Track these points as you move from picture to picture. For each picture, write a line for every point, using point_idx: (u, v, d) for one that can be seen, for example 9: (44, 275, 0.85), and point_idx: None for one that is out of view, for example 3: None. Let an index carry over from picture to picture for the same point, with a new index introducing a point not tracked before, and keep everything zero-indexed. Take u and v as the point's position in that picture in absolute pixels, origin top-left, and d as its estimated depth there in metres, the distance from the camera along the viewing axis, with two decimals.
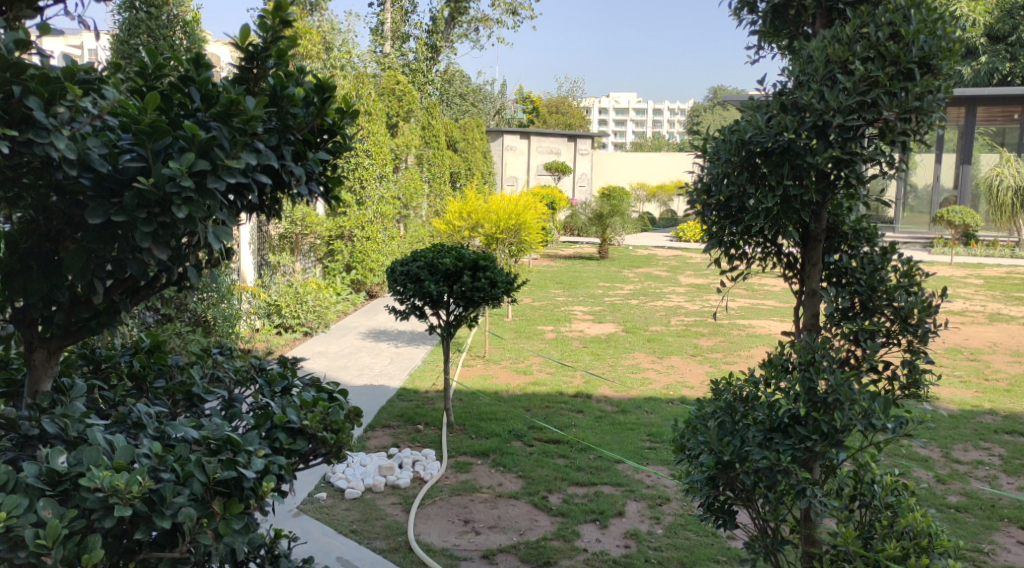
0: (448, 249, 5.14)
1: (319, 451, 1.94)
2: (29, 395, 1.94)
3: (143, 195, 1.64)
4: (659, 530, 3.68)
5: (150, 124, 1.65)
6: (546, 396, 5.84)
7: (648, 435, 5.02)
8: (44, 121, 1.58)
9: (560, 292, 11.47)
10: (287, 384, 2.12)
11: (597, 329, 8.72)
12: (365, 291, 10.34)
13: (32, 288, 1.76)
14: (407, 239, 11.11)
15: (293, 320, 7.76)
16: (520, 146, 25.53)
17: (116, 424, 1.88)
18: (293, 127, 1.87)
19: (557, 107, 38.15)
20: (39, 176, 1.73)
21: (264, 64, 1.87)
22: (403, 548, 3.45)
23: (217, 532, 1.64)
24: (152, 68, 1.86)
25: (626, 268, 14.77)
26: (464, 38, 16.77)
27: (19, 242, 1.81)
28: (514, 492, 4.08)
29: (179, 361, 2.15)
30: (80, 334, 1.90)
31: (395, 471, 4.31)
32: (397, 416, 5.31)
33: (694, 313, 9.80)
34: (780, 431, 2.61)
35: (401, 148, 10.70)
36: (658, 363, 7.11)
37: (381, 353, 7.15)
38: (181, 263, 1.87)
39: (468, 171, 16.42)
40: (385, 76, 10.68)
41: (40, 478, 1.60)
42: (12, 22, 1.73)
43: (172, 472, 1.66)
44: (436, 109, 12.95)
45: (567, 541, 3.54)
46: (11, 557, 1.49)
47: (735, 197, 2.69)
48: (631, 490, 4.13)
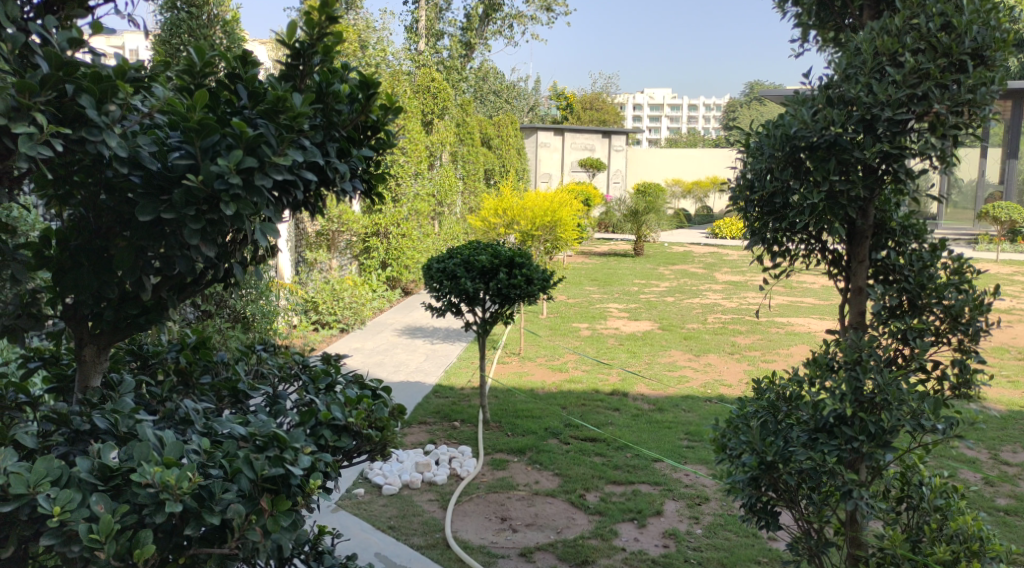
0: (484, 246, 5.14)
1: (364, 448, 1.94)
2: (79, 390, 1.97)
3: (192, 192, 1.64)
4: (699, 530, 3.64)
5: (199, 121, 1.65)
6: (582, 394, 5.81)
7: (686, 433, 4.97)
8: (96, 119, 1.58)
9: (595, 289, 11.43)
10: (330, 381, 2.13)
11: (634, 326, 8.66)
12: (400, 288, 10.40)
13: (83, 285, 1.79)
14: (442, 236, 11.13)
15: (330, 316, 7.82)
16: (554, 143, 25.55)
17: (163, 420, 1.89)
18: (338, 124, 1.87)
19: (591, 103, 38.01)
20: (89, 174, 1.75)
21: (309, 61, 1.87)
22: (441, 545, 3.46)
23: (266, 529, 1.64)
24: (199, 66, 1.87)
25: (662, 264, 14.68)
26: (498, 34, 16.75)
27: (69, 239, 1.83)
28: (551, 490, 4.07)
29: (224, 357, 2.17)
30: (129, 330, 1.93)
31: (431, 468, 4.32)
32: (434, 412, 5.33)
33: (732, 310, 9.69)
34: (825, 431, 2.56)
35: (435, 146, 10.72)
36: (695, 361, 7.05)
37: (417, 350, 7.17)
38: (227, 260, 1.90)
39: (503, 168, 16.41)
40: (419, 73, 10.72)
41: (92, 473, 1.62)
42: (64, 22, 1.75)
43: (221, 469, 1.67)
44: (470, 106, 12.95)
45: (605, 540, 3.52)
46: (65, 552, 1.51)
47: (779, 193, 2.64)
48: (670, 490, 4.09)
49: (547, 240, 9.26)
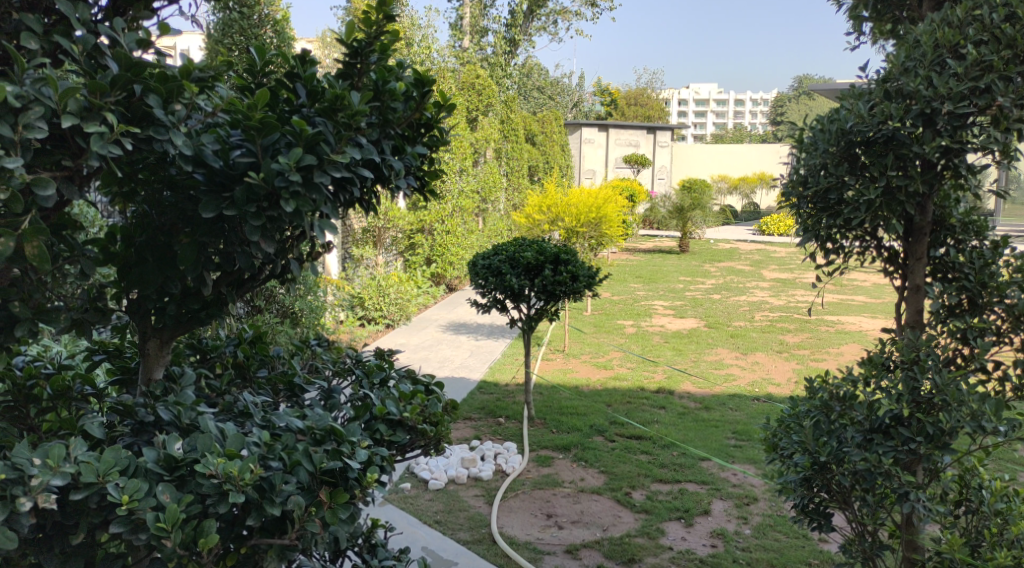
0: (529, 243, 5.14)
1: (417, 443, 1.96)
2: (143, 383, 2.03)
3: (253, 189, 1.66)
4: (747, 531, 3.61)
5: (260, 120, 1.67)
6: (627, 391, 5.79)
7: (734, 433, 4.92)
8: (163, 119, 1.62)
9: (639, 286, 11.36)
10: (384, 375, 2.15)
11: (679, 324, 8.58)
12: (444, 285, 10.47)
13: (148, 281, 1.84)
14: (485, 233, 11.16)
15: (376, 312, 7.89)
16: (598, 139, 25.44)
17: (223, 413, 1.94)
18: (393, 121, 1.89)
19: (635, 99, 37.70)
20: (153, 172, 1.79)
21: (366, 60, 1.88)
22: (487, 540, 3.48)
23: (324, 521, 1.66)
24: (259, 65, 1.91)
25: (708, 262, 14.54)
26: (543, 31, 16.76)
27: (135, 236, 1.88)
28: (596, 488, 4.05)
29: (280, 352, 2.22)
30: (190, 325, 1.98)
31: (477, 464, 4.34)
32: (479, 408, 5.36)
33: (779, 308, 9.55)
34: (881, 432, 2.52)
35: (479, 143, 10.74)
36: (742, 359, 6.98)
37: (461, 346, 7.21)
38: (284, 256, 1.93)
39: (547, 165, 16.40)
40: (464, 70, 10.76)
41: (158, 463, 1.65)
42: (132, 23, 1.79)
43: (281, 461, 1.69)
44: (514, 102, 12.94)
45: (652, 539, 3.50)
46: (133, 540, 1.54)
47: (834, 189, 2.59)
48: (717, 489, 4.06)
49: (591, 236, 9.22)
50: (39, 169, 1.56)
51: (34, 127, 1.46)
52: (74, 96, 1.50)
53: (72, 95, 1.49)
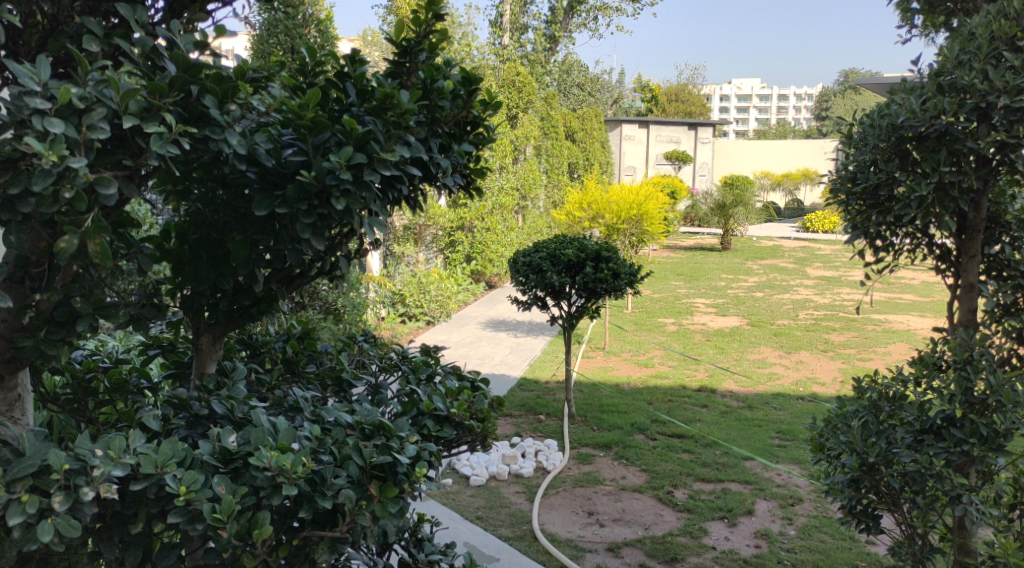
0: (570, 240, 5.14)
1: (464, 438, 1.97)
2: (195, 376, 2.08)
3: (305, 187, 1.69)
4: (793, 532, 3.57)
5: (312, 119, 1.70)
6: (669, 390, 5.75)
7: (778, 433, 4.86)
8: (219, 118, 1.65)
9: (681, 284, 11.27)
10: (431, 371, 2.17)
11: (721, 322, 8.49)
12: (484, 282, 10.52)
13: (202, 277, 1.88)
14: (525, 230, 11.19)
15: (416, 309, 7.97)
16: (638, 135, 25.26)
17: (274, 407, 1.97)
18: (441, 119, 1.90)
19: (677, 95, 37.32)
20: (207, 171, 1.81)
21: (415, 58, 1.90)
22: (528, 537, 3.49)
23: (375, 515, 1.67)
24: (311, 65, 1.95)
25: (750, 259, 14.36)
26: (583, 27, 16.70)
27: (189, 234, 1.93)
28: (638, 486, 4.04)
29: (328, 347, 2.26)
30: (242, 321, 2.02)
31: (518, 461, 4.35)
32: (520, 405, 5.37)
33: (824, 307, 9.39)
34: (933, 433, 2.49)
35: (518, 140, 10.78)
36: (787, 358, 6.89)
37: (501, 343, 7.24)
38: (334, 253, 1.95)
39: (587, 162, 16.35)
40: (504, 67, 10.78)
41: (213, 456, 1.69)
42: (188, 26, 1.82)
43: (331, 455, 1.72)
44: (554, 99, 12.92)
45: (695, 539, 3.48)
46: (189, 530, 1.57)
47: (884, 185, 2.55)
48: (761, 489, 4.02)
49: (632, 233, 9.17)
50: (101, 168, 1.58)
51: (97, 127, 1.48)
52: (135, 97, 1.53)
53: (133, 96, 1.52)
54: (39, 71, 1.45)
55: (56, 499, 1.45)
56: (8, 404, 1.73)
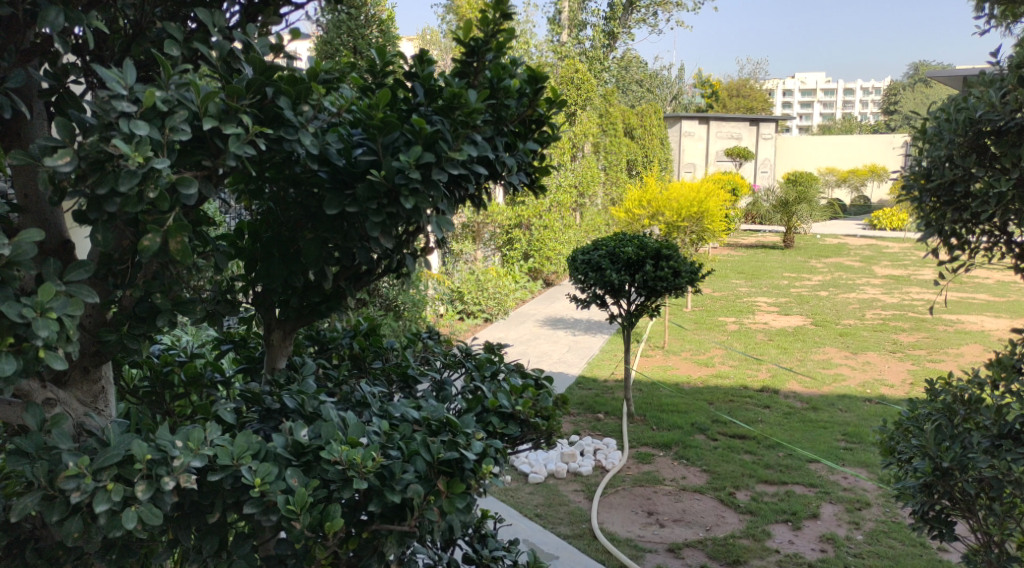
0: (631, 238, 5.10)
1: (528, 436, 1.97)
2: (267, 371, 2.13)
3: (375, 186, 1.72)
4: (860, 536, 3.48)
5: (381, 119, 1.72)
6: (730, 390, 5.66)
7: (844, 435, 4.75)
8: (293, 119, 1.67)
9: (742, 282, 11.09)
10: (494, 368, 2.18)
11: (783, 322, 8.32)
12: (541, 280, 10.54)
13: (274, 275, 1.93)
14: (583, 228, 11.17)
15: (474, 306, 8.03)
16: (698, 132, 24.94)
17: (342, 402, 2.01)
18: (506, 118, 1.92)
19: (738, 90, 36.65)
20: (279, 170, 1.85)
21: (483, 58, 1.90)
22: (588, 535, 3.49)
23: (443, 510, 1.68)
24: (381, 66, 1.98)
25: (814, 257, 14.05)
26: (642, 23, 16.63)
27: (262, 232, 1.98)
28: (699, 487, 3.99)
29: (394, 344, 2.28)
30: (311, 318, 2.06)
31: (577, 459, 4.35)
32: (579, 403, 5.36)
33: (893, 306, 9.12)
34: (1011, 438, 2.33)
35: (577, 138, 10.76)
36: (853, 359, 6.72)
37: (559, 341, 7.24)
38: (401, 251, 1.98)
39: (645, 159, 16.22)
40: (563, 64, 10.77)
41: (286, 449, 1.71)
42: (262, 29, 1.87)
43: (399, 450, 1.74)
44: (613, 95, 12.85)
45: (758, 541, 3.42)
46: (264, 520, 1.60)
47: (960, 181, 2.45)
48: (827, 493, 3.93)
49: (692, 231, 9.06)
50: (181, 169, 1.59)
51: (179, 129, 1.50)
52: (214, 100, 1.55)
53: (213, 99, 1.54)
54: (125, 75, 1.47)
55: (139, 488, 1.46)
56: (92, 396, 1.79)
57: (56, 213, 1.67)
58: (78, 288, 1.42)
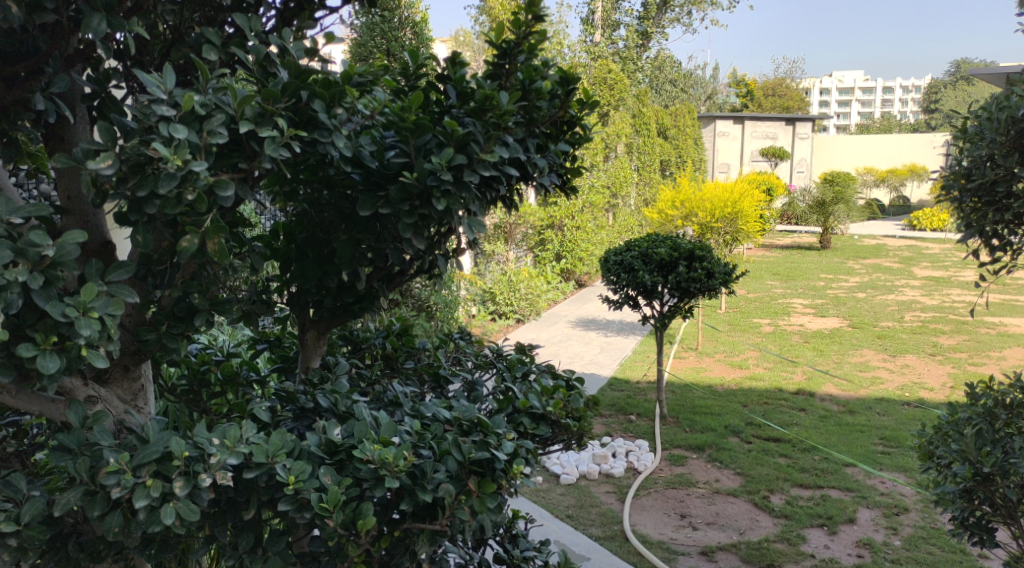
0: (663, 239, 5.06)
1: (560, 437, 1.97)
2: (301, 370, 2.15)
3: (407, 188, 1.73)
4: (897, 542, 3.42)
5: (414, 121, 1.73)
6: (765, 392, 5.59)
7: (881, 439, 4.67)
8: (327, 122, 1.69)
9: (777, 283, 10.94)
10: (526, 369, 2.18)
11: (819, 323, 8.19)
12: (574, 281, 10.50)
13: (308, 275, 1.96)
14: (615, 228, 11.13)
15: (506, 307, 8.05)
16: (732, 132, 24.67)
17: (375, 402, 2.02)
18: (538, 120, 1.92)
19: (773, 89, 36.16)
20: (314, 172, 1.87)
21: (515, 60, 1.90)
22: (619, 537, 3.47)
23: (473, 509, 1.69)
24: (414, 68, 1.99)
25: (851, 258, 13.81)
26: (676, 22, 16.53)
27: (297, 233, 2.01)
28: (732, 490, 3.95)
29: (426, 344, 2.30)
30: (345, 318, 2.08)
31: (609, 460, 4.33)
32: (611, 404, 5.34)
33: (932, 308, 8.93)
34: None
35: (609, 138, 10.71)
36: (891, 362, 6.59)
37: (591, 342, 7.21)
38: (433, 252, 1.99)
39: (679, 159, 16.09)
40: (596, 65, 10.74)
41: (320, 447, 1.73)
42: (298, 33, 1.89)
43: (431, 450, 1.75)
44: (646, 95, 12.78)
45: (793, 545, 3.38)
46: (298, 517, 1.62)
47: (1002, 181, 2.39)
48: (863, 497, 3.87)
49: (726, 232, 8.98)
50: (218, 172, 1.61)
51: (216, 132, 1.51)
52: (250, 103, 1.57)
53: (249, 102, 1.56)
54: (165, 80, 1.50)
55: (177, 484, 1.49)
56: (132, 394, 1.82)
57: (98, 214, 1.70)
58: (118, 288, 1.45)
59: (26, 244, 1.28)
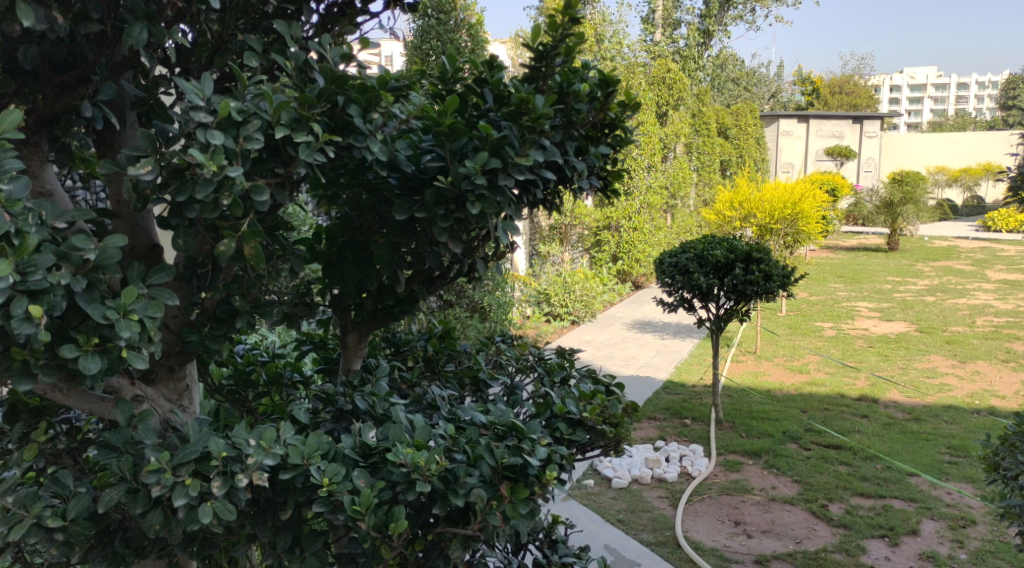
0: (719, 240, 4.95)
1: (598, 442, 1.95)
2: (343, 371, 2.19)
3: (442, 193, 1.74)
4: (963, 556, 3.27)
5: (450, 125, 1.73)
6: (825, 398, 5.40)
7: (949, 448, 4.45)
8: (362, 127, 1.70)
9: (842, 286, 10.55)
10: (565, 374, 2.16)
11: (885, 327, 7.87)
12: (631, 282, 10.36)
13: (348, 278, 1.99)
14: (674, 230, 10.96)
15: (562, 308, 8.01)
16: (797, 131, 23.89)
17: (413, 404, 2.04)
18: (577, 123, 1.89)
19: (842, 87, 34.94)
20: (353, 176, 1.89)
21: (552, 62, 1.87)
22: (671, 543, 3.41)
23: (505, 515, 1.67)
24: (451, 72, 2.00)
25: (922, 260, 13.22)
26: (740, 20, 16.21)
27: (338, 237, 2.04)
28: (789, 497, 3.83)
29: (467, 347, 2.31)
30: (385, 320, 2.11)
31: (662, 465, 4.26)
32: (664, 408, 5.25)
33: (1008, 313, 8.47)
34: None
35: (668, 138, 10.55)
36: (961, 368, 6.26)
37: (646, 345, 7.11)
38: (472, 256, 2.00)
39: (741, 159, 15.73)
40: (656, 64, 10.63)
41: (354, 450, 1.76)
42: (338, 38, 1.93)
43: (465, 454, 1.75)
44: (707, 95, 12.55)
45: (851, 556, 3.25)
46: (332, 519, 1.64)
47: None
48: (928, 508, 3.70)
49: (787, 233, 8.75)
50: (256, 177, 1.65)
51: (252, 138, 1.54)
52: (286, 109, 1.59)
53: (285, 108, 1.58)
54: (203, 87, 1.53)
55: (215, 484, 1.53)
56: (178, 394, 1.90)
57: (144, 220, 1.78)
58: (159, 291, 1.50)
59: (69, 248, 1.33)
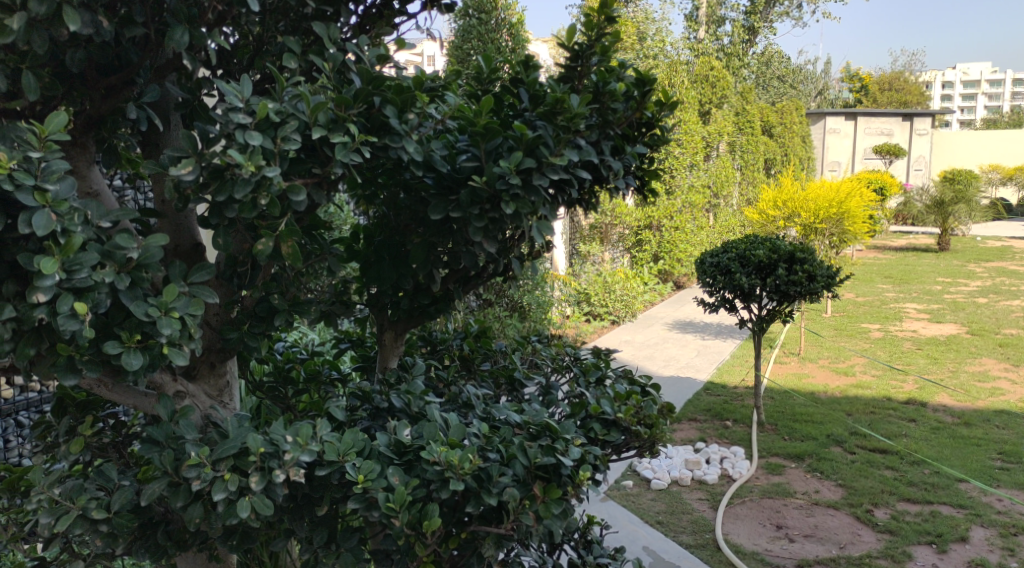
0: (762, 240, 4.87)
1: (632, 443, 1.93)
2: (380, 369, 2.23)
3: (477, 193, 1.73)
4: (1015, 564, 3.16)
5: (485, 125, 1.73)
6: (871, 401, 5.27)
7: (1001, 454, 4.31)
8: (397, 127, 1.71)
9: (890, 287, 10.29)
10: (601, 374, 2.16)
11: (934, 329, 7.65)
12: (672, 282, 10.26)
13: (385, 277, 2.01)
14: (716, 229, 10.83)
15: (601, 308, 7.98)
16: (845, 128, 23.33)
17: (449, 403, 2.05)
18: (613, 122, 1.87)
19: (892, 83, 34.04)
20: (390, 176, 1.90)
21: (587, 62, 1.87)
22: (711, 545, 3.37)
23: (538, 514, 1.67)
24: (487, 73, 2.01)
25: (975, 260, 12.81)
26: (786, 16, 15.90)
27: (375, 236, 2.06)
28: (833, 501, 3.75)
29: (503, 346, 2.32)
30: (421, 319, 2.13)
31: (701, 467, 4.21)
32: (704, 410, 5.18)
33: None
34: None
35: (711, 136, 10.40)
36: (1014, 372, 6.05)
37: (687, 345, 7.03)
38: (507, 256, 2.00)
39: (785, 157, 15.44)
40: (699, 62, 10.50)
41: (389, 447, 1.77)
42: (375, 39, 1.96)
43: (499, 453, 1.74)
44: (751, 92, 12.35)
45: (897, 563, 3.17)
46: (367, 515, 1.65)
47: None
48: (978, 515, 3.58)
49: (833, 233, 8.57)
50: (293, 177, 1.68)
51: (290, 139, 1.57)
52: (323, 110, 1.61)
53: (322, 109, 1.60)
54: (242, 89, 1.56)
55: (253, 479, 1.55)
56: (218, 390, 1.94)
57: (186, 219, 1.83)
58: (199, 288, 1.54)
59: (113, 247, 1.36)
